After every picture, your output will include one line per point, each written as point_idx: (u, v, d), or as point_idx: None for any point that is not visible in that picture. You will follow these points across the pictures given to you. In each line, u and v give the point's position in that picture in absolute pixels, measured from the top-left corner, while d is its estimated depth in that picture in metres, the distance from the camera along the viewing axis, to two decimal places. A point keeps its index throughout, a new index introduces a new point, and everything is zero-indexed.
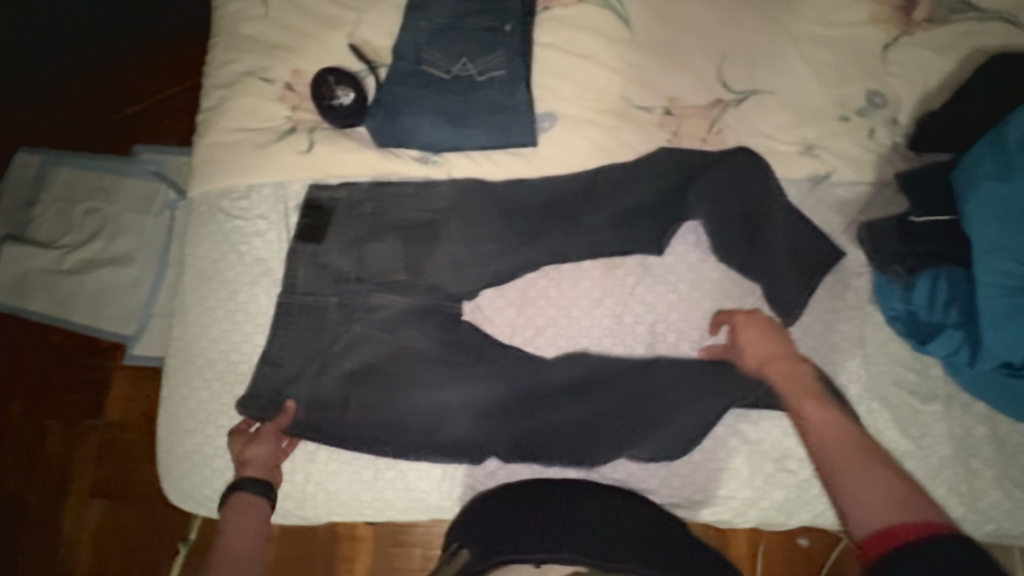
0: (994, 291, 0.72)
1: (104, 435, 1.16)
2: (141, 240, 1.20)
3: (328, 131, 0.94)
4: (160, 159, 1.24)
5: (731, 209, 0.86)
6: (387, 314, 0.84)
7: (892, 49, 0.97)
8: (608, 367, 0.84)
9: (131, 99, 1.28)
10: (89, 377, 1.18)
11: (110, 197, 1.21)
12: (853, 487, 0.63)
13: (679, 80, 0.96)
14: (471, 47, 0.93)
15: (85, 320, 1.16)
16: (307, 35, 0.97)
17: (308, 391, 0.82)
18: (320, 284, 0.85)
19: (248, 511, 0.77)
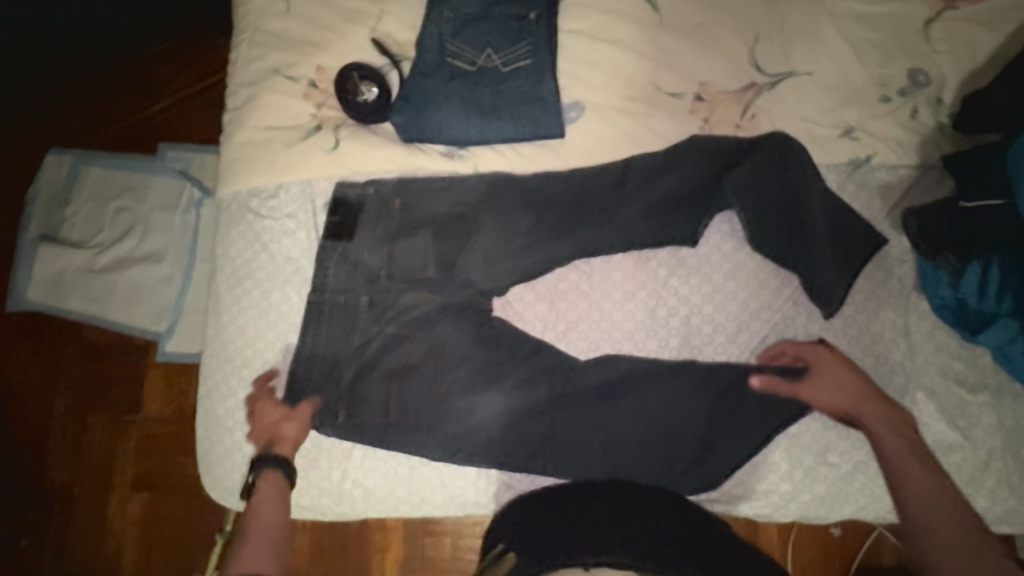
0: None
1: (143, 430, 1.19)
2: (171, 238, 1.22)
3: (354, 127, 0.94)
4: (186, 158, 1.26)
5: (769, 199, 0.82)
6: (419, 312, 0.84)
7: (934, 25, 0.92)
8: (643, 368, 0.82)
9: (155, 97, 1.29)
10: (126, 373, 1.21)
11: (139, 196, 1.23)
12: (945, 559, 0.63)
13: (710, 65, 0.93)
14: (496, 37, 0.91)
15: (121, 318, 1.19)
16: (331, 31, 0.96)
17: (347, 392, 0.81)
18: (353, 282, 0.83)
19: (277, 491, 0.76)
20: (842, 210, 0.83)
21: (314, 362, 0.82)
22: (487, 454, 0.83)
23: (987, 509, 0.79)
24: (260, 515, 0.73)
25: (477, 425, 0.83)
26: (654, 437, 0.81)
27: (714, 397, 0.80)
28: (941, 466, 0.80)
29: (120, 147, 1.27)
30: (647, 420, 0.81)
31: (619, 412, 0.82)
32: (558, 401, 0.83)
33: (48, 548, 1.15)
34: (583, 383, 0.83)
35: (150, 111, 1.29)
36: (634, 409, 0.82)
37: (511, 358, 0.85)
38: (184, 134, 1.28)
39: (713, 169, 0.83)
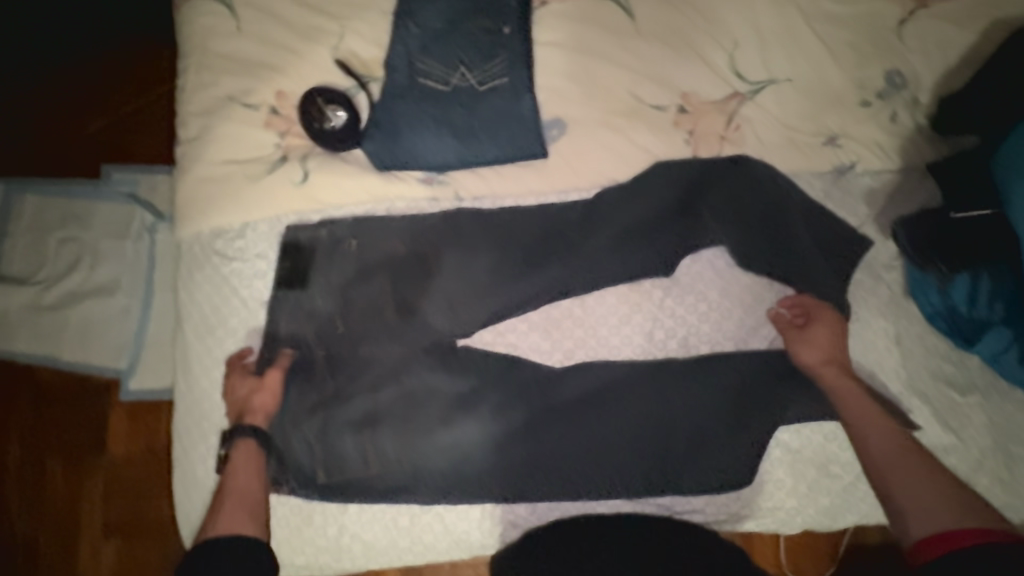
0: None
1: (109, 472, 1.10)
2: (124, 267, 1.14)
3: (323, 157, 0.87)
4: (133, 180, 1.17)
5: (727, 226, 0.83)
6: (377, 358, 0.82)
7: (908, 23, 0.91)
8: (647, 394, 0.81)
9: (95, 114, 1.19)
10: (87, 413, 1.12)
11: (85, 223, 1.14)
12: (908, 496, 0.67)
13: (690, 74, 0.90)
14: (469, 53, 0.86)
15: (76, 359, 1.11)
16: (288, 51, 0.89)
17: (316, 451, 0.80)
18: (300, 332, 0.84)
19: (250, 455, 0.77)
20: (830, 220, 0.83)
21: (305, 413, 0.81)
22: (490, 490, 0.81)
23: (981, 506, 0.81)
24: (235, 483, 0.75)
25: (478, 466, 0.81)
26: (664, 466, 0.80)
27: (691, 407, 0.81)
28: None
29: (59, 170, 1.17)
30: (657, 446, 0.80)
31: (590, 434, 0.81)
32: (534, 425, 0.81)
33: None
34: (557, 401, 0.82)
35: (91, 129, 1.19)
36: (614, 424, 0.81)
37: (508, 392, 0.82)
38: (130, 152, 1.19)
39: (687, 190, 0.84)
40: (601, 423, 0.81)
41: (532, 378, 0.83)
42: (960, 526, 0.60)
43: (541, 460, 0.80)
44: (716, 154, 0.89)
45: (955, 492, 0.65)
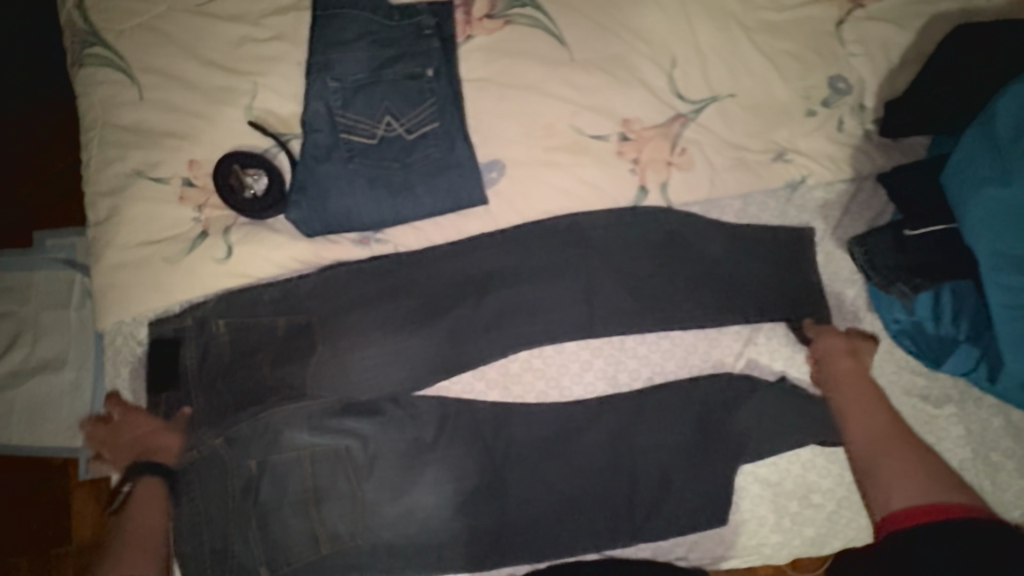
0: (1004, 311, 0.65)
1: (79, 558, 1.06)
2: (68, 340, 1.08)
3: (248, 227, 0.81)
4: (68, 244, 1.12)
5: (674, 268, 0.81)
6: (285, 433, 0.76)
7: (847, 25, 0.88)
8: (602, 441, 0.78)
9: (17, 183, 1.15)
10: (49, 499, 1.07)
11: (23, 297, 1.09)
12: (891, 467, 0.70)
13: (630, 99, 0.86)
14: (393, 102, 0.80)
15: (26, 441, 1.05)
16: (197, 117, 0.82)
17: (261, 545, 0.75)
18: (199, 433, 0.76)
19: (154, 494, 0.75)
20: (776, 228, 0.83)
21: (254, 503, 0.75)
22: (460, 562, 0.76)
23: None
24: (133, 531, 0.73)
25: (448, 536, 0.77)
26: (634, 518, 0.76)
27: (653, 452, 0.77)
28: None
29: None
30: (621, 497, 0.77)
31: (548, 487, 0.77)
32: (491, 485, 0.78)
33: None
34: (509, 456, 0.78)
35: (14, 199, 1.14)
36: (568, 474, 0.78)
37: (464, 454, 0.78)
38: (57, 219, 1.14)
39: (633, 235, 0.83)
40: (559, 475, 0.78)
41: (484, 434, 0.79)
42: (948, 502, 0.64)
43: (502, 521, 0.77)
44: (664, 182, 0.85)
45: (930, 468, 0.69)
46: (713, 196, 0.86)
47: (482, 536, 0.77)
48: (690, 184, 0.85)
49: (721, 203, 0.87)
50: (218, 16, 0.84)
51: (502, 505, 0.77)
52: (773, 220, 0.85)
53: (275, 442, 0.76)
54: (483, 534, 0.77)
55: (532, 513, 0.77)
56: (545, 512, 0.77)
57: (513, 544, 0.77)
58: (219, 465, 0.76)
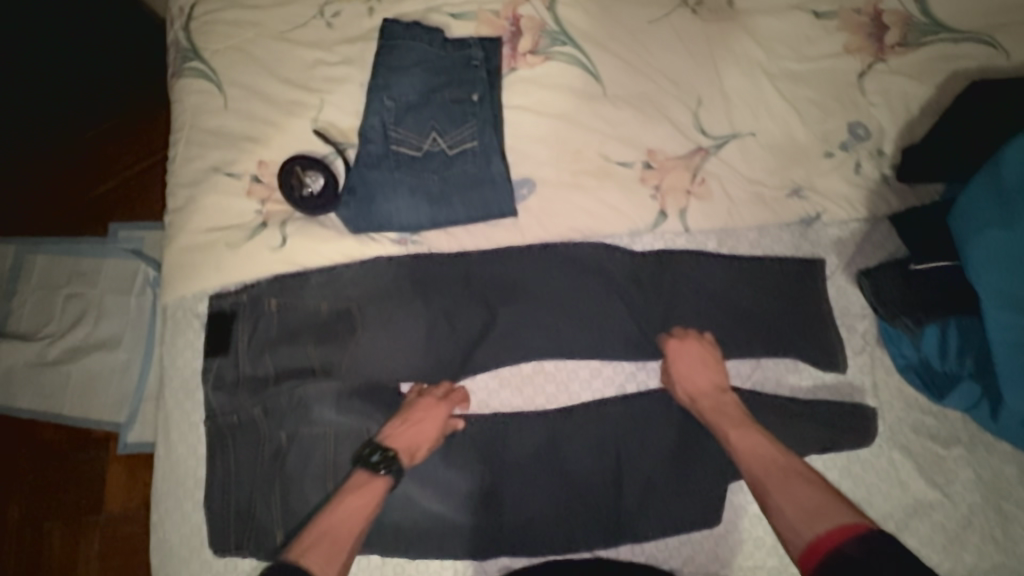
0: (1007, 348, 0.67)
1: (105, 530, 1.18)
2: (125, 324, 1.23)
3: (301, 221, 0.90)
4: (138, 237, 1.27)
5: (681, 294, 0.87)
6: (311, 410, 0.83)
7: (868, 78, 0.94)
8: (592, 449, 0.83)
9: (101, 180, 1.31)
10: (85, 470, 1.20)
11: (91, 280, 1.24)
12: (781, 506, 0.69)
13: (656, 132, 0.93)
14: (440, 121, 0.90)
15: (76, 412, 1.19)
16: (270, 124, 0.94)
17: (281, 509, 0.81)
18: (240, 399, 0.85)
19: (365, 484, 0.77)
20: (785, 259, 0.88)
21: (280, 469, 0.82)
22: (462, 550, 0.80)
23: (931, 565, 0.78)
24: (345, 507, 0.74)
25: (452, 526, 0.81)
26: (620, 520, 0.81)
27: (648, 459, 0.83)
28: (925, 525, 0.79)
29: (70, 232, 1.29)
30: (608, 497, 0.82)
31: (551, 487, 0.83)
32: (500, 480, 0.83)
33: None
34: (519, 456, 0.84)
35: (97, 194, 1.30)
36: (568, 476, 0.83)
37: (470, 447, 0.84)
38: (132, 214, 1.30)
39: (650, 257, 0.89)
40: (558, 476, 0.83)
41: (497, 433, 0.84)
42: (828, 529, 0.65)
43: (495, 517, 0.82)
44: (683, 208, 0.91)
45: (812, 494, 0.69)
46: (730, 225, 0.90)
47: (482, 526, 0.81)
48: (709, 213, 0.90)
49: (742, 234, 0.91)
50: (298, 41, 0.97)
51: (505, 501, 0.82)
52: (786, 252, 0.89)
53: (303, 416, 0.83)
54: (483, 526, 0.82)
55: (534, 510, 0.82)
56: (545, 509, 0.82)
57: (513, 537, 0.81)
58: (256, 432, 0.84)
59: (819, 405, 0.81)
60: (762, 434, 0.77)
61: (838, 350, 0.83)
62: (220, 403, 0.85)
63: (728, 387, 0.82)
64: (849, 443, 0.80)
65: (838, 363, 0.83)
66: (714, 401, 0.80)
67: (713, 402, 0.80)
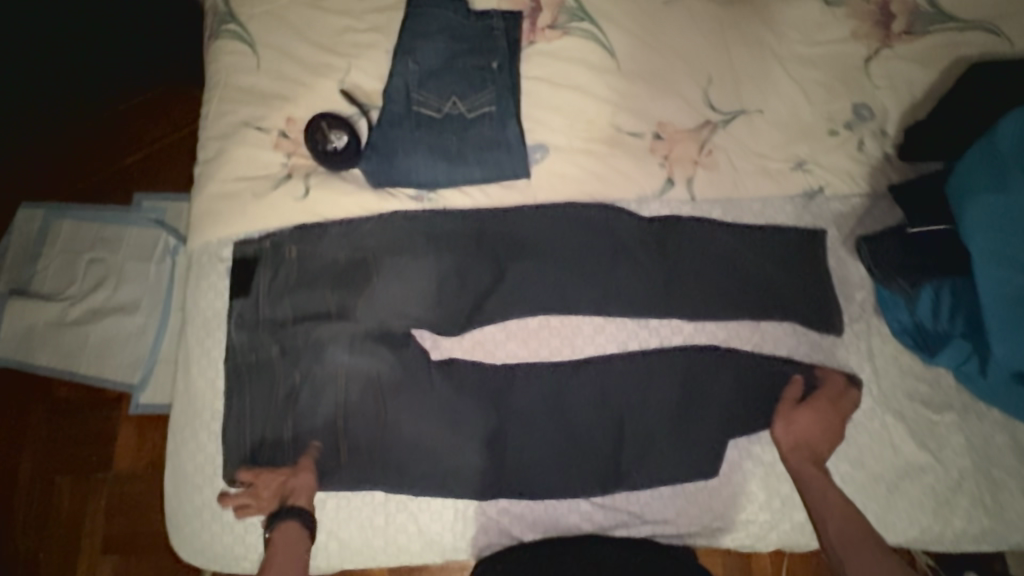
0: (995, 300, 0.70)
1: (114, 487, 1.22)
2: (145, 288, 1.27)
3: (324, 175, 0.95)
4: (162, 208, 1.33)
5: (687, 259, 0.90)
6: (325, 352, 0.86)
7: (874, 63, 0.97)
8: (596, 406, 0.85)
9: (131, 149, 1.37)
10: (99, 428, 1.24)
11: (111, 247, 1.29)
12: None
13: (667, 105, 0.97)
14: (460, 86, 0.94)
15: (93, 370, 1.23)
16: (299, 84, 0.98)
17: (292, 442, 0.85)
18: (259, 336, 0.88)
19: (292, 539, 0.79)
20: (787, 229, 0.90)
21: (293, 407, 0.86)
22: (464, 491, 0.84)
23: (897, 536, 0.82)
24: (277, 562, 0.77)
25: (454, 469, 0.84)
26: (615, 470, 0.84)
27: (648, 417, 0.84)
28: (914, 488, 0.81)
29: (97, 198, 1.34)
30: (608, 452, 0.84)
31: (552, 438, 0.85)
32: (504, 431, 0.85)
33: None
34: (521, 406, 0.86)
35: (126, 163, 1.36)
36: (569, 428, 0.85)
37: (474, 399, 0.86)
38: (158, 183, 1.35)
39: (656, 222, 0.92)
40: (559, 428, 0.85)
41: (501, 385, 0.87)
42: None
43: (495, 465, 0.85)
44: (690, 177, 0.95)
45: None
46: (734, 196, 0.94)
47: (482, 470, 0.84)
48: (714, 183, 0.94)
49: (745, 206, 0.94)
50: (328, 9, 1.02)
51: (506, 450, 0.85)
52: (788, 222, 0.93)
53: (316, 358, 0.86)
54: (485, 471, 0.84)
55: (535, 459, 0.85)
56: (545, 458, 0.85)
57: (514, 483, 0.84)
58: (268, 372, 0.87)
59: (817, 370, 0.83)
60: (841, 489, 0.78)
61: (835, 314, 0.86)
62: (238, 342, 0.88)
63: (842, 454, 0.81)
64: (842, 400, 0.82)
65: (835, 326, 0.85)
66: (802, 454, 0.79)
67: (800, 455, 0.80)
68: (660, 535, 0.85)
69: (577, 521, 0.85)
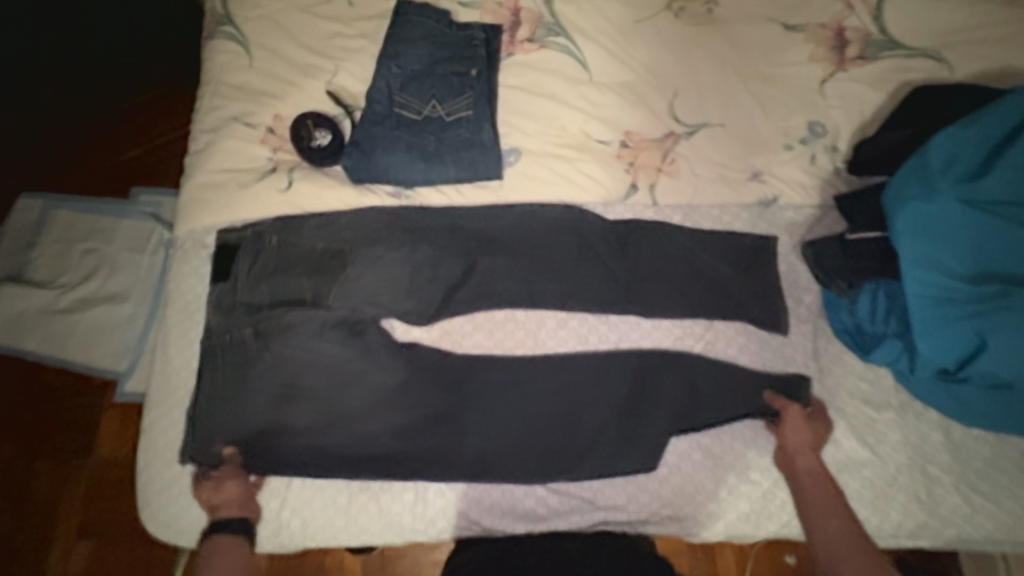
0: (922, 299, 0.78)
1: (92, 474, 1.24)
2: (133, 278, 1.31)
3: (308, 169, 1.00)
4: (157, 203, 1.38)
5: (647, 259, 0.95)
6: (298, 336, 0.90)
7: (829, 84, 1.03)
8: (549, 395, 0.90)
9: (128, 147, 1.42)
10: (83, 414, 1.27)
11: (106, 237, 1.33)
12: None
13: (634, 116, 1.03)
14: (440, 91, 1.00)
15: (79, 358, 1.26)
16: (288, 83, 1.04)
17: (261, 421, 0.87)
18: (233, 319, 0.92)
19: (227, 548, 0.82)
20: (740, 235, 0.95)
21: (261, 387, 0.88)
22: (425, 475, 0.87)
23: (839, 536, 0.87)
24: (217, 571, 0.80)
25: (417, 450, 0.88)
26: (570, 457, 0.87)
27: (604, 409, 0.89)
28: (854, 482, 0.85)
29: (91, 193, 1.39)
30: (566, 439, 0.88)
31: (512, 424, 0.89)
32: (469, 419, 0.89)
33: None
34: (486, 394, 0.90)
35: (123, 160, 1.41)
36: (529, 417, 0.89)
37: (440, 387, 0.91)
38: (152, 179, 1.41)
39: (619, 224, 0.97)
40: (520, 416, 0.89)
41: (468, 374, 0.91)
42: None
43: (445, 447, 0.88)
44: (653, 183, 1.00)
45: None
46: (693, 202, 1.00)
47: (443, 454, 0.88)
48: (675, 188, 1.00)
49: (703, 212, 1.00)
50: (320, 16, 1.08)
51: (469, 438, 0.88)
52: (744, 229, 0.98)
53: (288, 341, 0.90)
54: (447, 454, 0.88)
55: (496, 446, 0.88)
56: (504, 444, 0.88)
57: (472, 467, 0.87)
58: (236, 352, 0.90)
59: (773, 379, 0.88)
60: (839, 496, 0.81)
61: (783, 315, 0.91)
62: (214, 323, 0.92)
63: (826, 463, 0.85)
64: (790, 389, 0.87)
65: (781, 326, 0.91)
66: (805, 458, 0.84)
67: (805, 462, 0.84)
68: (612, 522, 0.89)
69: (532, 505, 0.89)
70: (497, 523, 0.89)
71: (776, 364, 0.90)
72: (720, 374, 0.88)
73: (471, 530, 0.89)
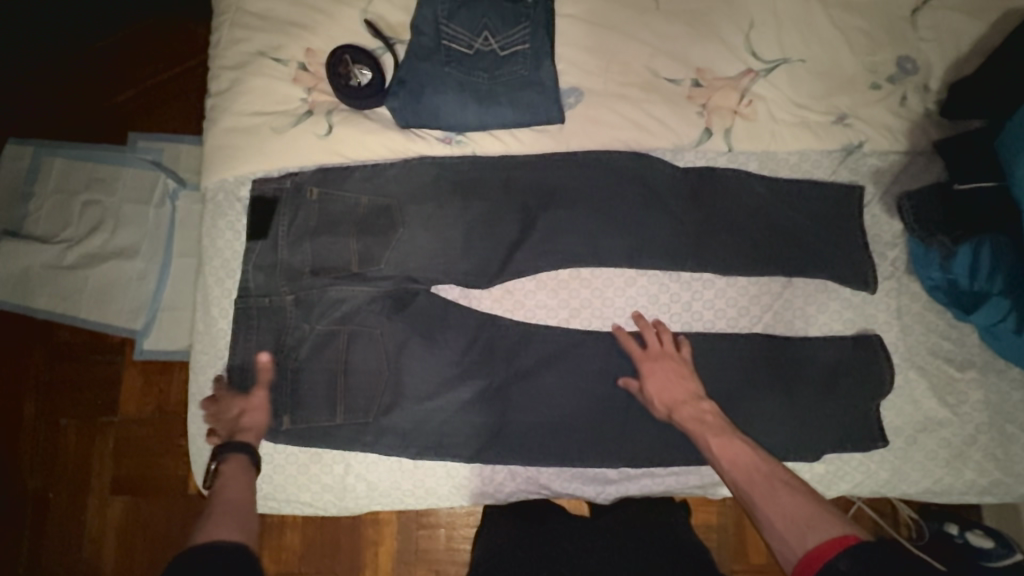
0: None
1: (121, 430, 1.21)
2: (144, 232, 1.22)
3: (348, 113, 0.91)
4: (158, 149, 1.26)
5: (723, 211, 0.88)
6: (345, 308, 0.85)
7: (921, 13, 0.93)
8: (606, 365, 0.86)
9: (125, 85, 1.28)
10: (102, 372, 1.22)
11: (109, 189, 1.23)
12: (772, 516, 0.65)
13: (707, 50, 0.93)
14: (493, 20, 0.89)
15: (93, 315, 1.19)
16: (319, 12, 0.92)
17: (320, 387, 0.83)
18: (275, 283, 0.84)
19: (237, 473, 0.76)
20: (821, 185, 0.89)
21: (317, 354, 0.83)
22: (492, 441, 0.84)
23: (907, 492, 0.86)
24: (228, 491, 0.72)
25: (487, 417, 0.85)
26: (641, 417, 0.85)
27: None
28: (931, 441, 0.84)
29: (90, 138, 1.26)
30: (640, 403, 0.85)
31: (583, 391, 0.85)
32: (540, 386, 0.85)
33: (24, 544, 1.16)
34: (556, 361, 0.86)
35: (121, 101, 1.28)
36: (597, 381, 0.86)
37: (502, 350, 0.86)
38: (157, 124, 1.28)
39: (693, 172, 0.90)
40: (593, 383, 0.85)
41: (535, 339, 0.86)
42: (828, 537, 0.60)
43: (503, 417, 0.85)
44: (728, 128, 0.92)
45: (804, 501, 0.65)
46: (769, 148, 0.92)
47: (512, 419, 0.85)
48: (750, 133, 0.92)
49: (777, 158, 0.92)
50: None
51: (540, 405, 0.85)
52: (824, 177, 0.91)
53: (342, 302, 0.85)
54: (516, 419, 0.85)
55: (569, 412, 0.85)
56: (576, 410, 0.85)
57: (544, 433, 0.85)
58: (285, 317, 0.84)
59: (857, 342, 0.84)
60: (746, 441, 0.74)
61: (870, 272, 0.86)
62: (255, 285, 0.85)
63: (700, 393, 0.80)
64: (870, 351, 0.84)
65: (870, 283, 0.85)
66: (693, 409, 0.78)
67: (692, 411, 0.78)
68: (683, 484, 0.89)
69: (603, 469, 0.88)
70: (567, 485, 0.88)
71: (851, 324, 0.87)
72: (796, 349, 0.85)
73: (541, 493, 0.88)
